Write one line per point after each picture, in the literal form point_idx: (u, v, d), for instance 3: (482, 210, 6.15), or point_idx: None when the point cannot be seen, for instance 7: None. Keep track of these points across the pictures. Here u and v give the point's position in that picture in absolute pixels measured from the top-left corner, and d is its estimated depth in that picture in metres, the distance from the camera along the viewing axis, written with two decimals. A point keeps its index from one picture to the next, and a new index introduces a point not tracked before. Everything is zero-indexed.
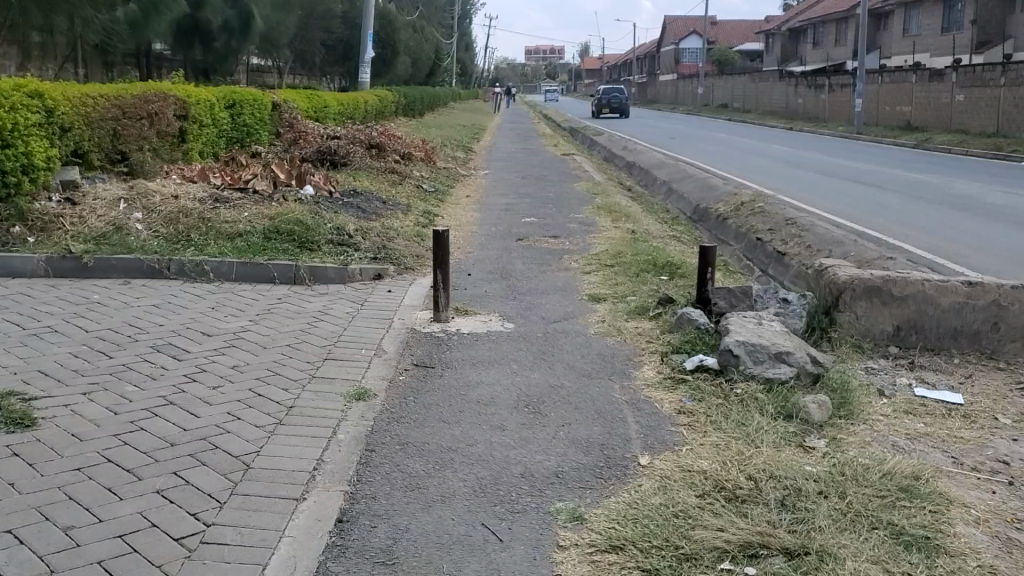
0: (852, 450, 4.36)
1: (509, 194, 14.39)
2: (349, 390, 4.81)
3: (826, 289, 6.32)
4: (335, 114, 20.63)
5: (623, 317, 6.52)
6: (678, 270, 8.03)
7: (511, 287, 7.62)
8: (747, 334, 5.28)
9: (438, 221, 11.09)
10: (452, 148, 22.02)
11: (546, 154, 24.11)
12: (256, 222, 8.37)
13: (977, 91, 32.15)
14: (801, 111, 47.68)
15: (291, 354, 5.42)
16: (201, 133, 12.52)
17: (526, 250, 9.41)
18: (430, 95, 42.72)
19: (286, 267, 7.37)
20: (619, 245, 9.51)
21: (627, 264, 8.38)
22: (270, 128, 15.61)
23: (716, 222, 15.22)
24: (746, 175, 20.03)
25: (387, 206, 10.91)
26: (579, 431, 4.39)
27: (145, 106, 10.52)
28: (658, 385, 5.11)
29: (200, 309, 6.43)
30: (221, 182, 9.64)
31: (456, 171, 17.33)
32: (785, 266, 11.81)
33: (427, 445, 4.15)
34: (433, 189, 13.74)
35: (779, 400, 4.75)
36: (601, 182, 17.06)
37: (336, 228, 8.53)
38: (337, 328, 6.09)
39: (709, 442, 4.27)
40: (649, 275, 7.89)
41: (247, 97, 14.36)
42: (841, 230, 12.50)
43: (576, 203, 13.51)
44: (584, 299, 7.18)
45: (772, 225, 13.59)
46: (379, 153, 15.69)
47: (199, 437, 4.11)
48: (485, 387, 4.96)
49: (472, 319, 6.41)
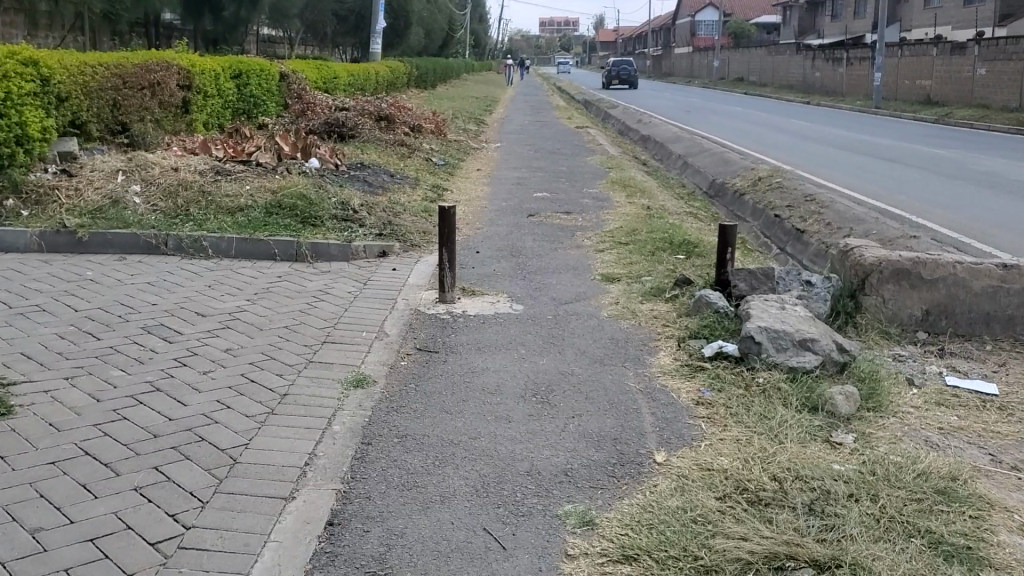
0: (883, 447, 4.07)
1: (521, 168, 14.08)
2: (347, 376, 4.55)
3: (852, 272, 6.00)
4: (345, 85, 20.32)
5: (637, 299, 6.23)
6: (695, 249, 7.73)
7: (520, 265, 7.34)
8: (769, 319, 4.98)
9: (448, 195, 10.80)
10: (463, 121, 21.69)
11: (559, 127, 23.74)
12: (258, 196, 8.10)
13: (999, 65, 31.57)
14: (818, 85, 47.02)
15: (287, 336, 5.16)
16: (205, 104, 12.24)
17: (537, 227, 9.13)
18: (442, 67, 42.29)
19: (287, 243, 7.10)
20: (633, 221, 9.21)
21: (642, 242, 8.08)
22: (277, 99, 15.32)
23: (733, 199, 14.87)
24: (764, 150, 19.64)
25: (394, 180, 10.63)
26: (590, 424, 4.11)
27: (146, 75, 10.24)
28: (675, 373, 4.82)
29: (195, 287, 6.17)
30: (223, 154, 9.36)
31: (467, 144, 17.01)
32: (804, 244, 11.48)
33: (427, 437, 3.88)
34: (444, 162, 13.44)
35: (803, 392, 4.46)
36: (615, 156, 16.71)
37: (341, 202, 8.26)
38: (337, 308, 5.82)
39: (729, 436, 3.99)
40: (665, 254, 7.59)
41: (253, 67, 14.06)
42: (862, 207, 12.15)
43: (589, 177, 13.19)
44: (596, 279, 6.89)
45: (790, 201, 13.24)
46: (388, 125, 15.39)
47: (184, 429, 3.85)
48: (491, 374, 4.69)
49: (479, 301, 6.14)
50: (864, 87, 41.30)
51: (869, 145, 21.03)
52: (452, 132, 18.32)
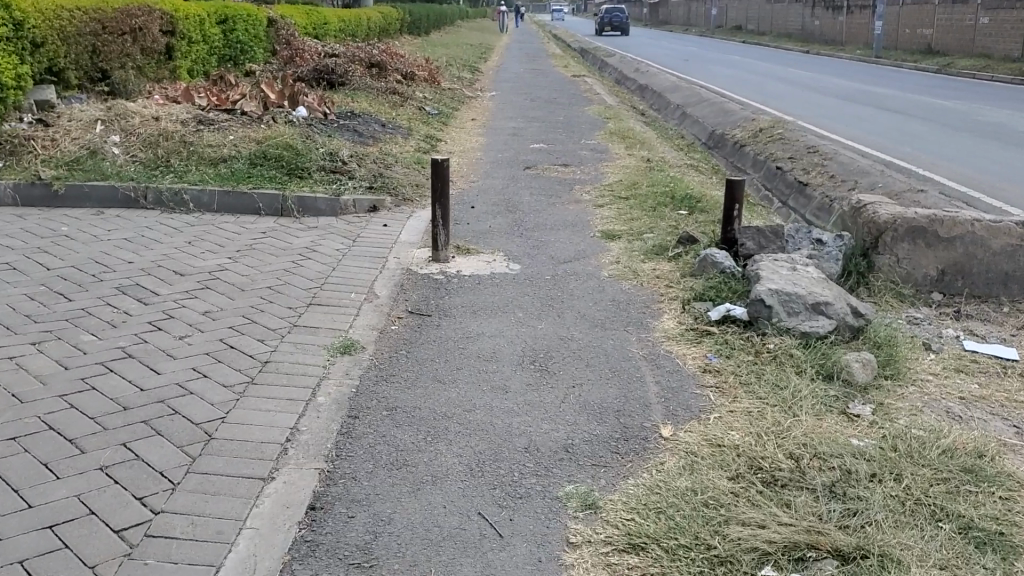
0: (903, 419, 3.83)
1: (516, 118, 13.72)
2: (332, 342, 4.29)
3: (864, 229, 5.73)
4: (336, 31, 19.83)
5: (638, 258, 5.96)
6: (698, 204, 7.45)
7: (517, 221, 7.06)
8: (780, 280, 4.70)
9: (442, 146, 10.48)
10: (457, 69, 21.23)
11: (555, 76, 23.30)
12: (243, 147, 7.78)
13: (1002, 14, 31.07)
14: (817, 34, 46.37)
15: (270, 298, 4.89)
16: (190, 50, 11.84)
17: (534, 180, 8.84)
18: (436, 14, 41.55)
19: (272, 197, 6.80)
20: (633, 175, 8.91)
21: (642, 197, 7.79)
22: (265, 46, 14.89)
23: (733, 150, 14.53)
24: (764, 100, 19.27)
25: (386, 130, 10.30)
26: (591, 394, 3.85)
27: (127, 20, 9.84)
28: (680, 338, 4.56)
29: (174, 244, 5.89)
30: (207, 102, 9.02)
31: (461, 92, 16.62)
32: (807, 198, 11.19)
33: (418, 410, 3.62)
34: (437, 111, 13.08)
35: (817, 360, 4.21)
36: (612, 106, 16.34)
37: (329, 154, 7.95)
38: (324, 267, 5.55)
39: (739, 408, 3.74)
40: (666, 210, 7.31)
41: (240, 12, 13.62)
42: (867, 160, 11.84)
43: (587, 128, 12.85)
44: (594, 236, 6.62)
45: (792, 153, 12.93)
46: (380, 73, 14.98)
47: (156, 400, 3.60)
48: (487, 340, 4.43)
49: (473, 259, 5.86)
50: (865, 36, 40.70)
51: (871, 95, 20.65)
52: (446, 80, 17.90)
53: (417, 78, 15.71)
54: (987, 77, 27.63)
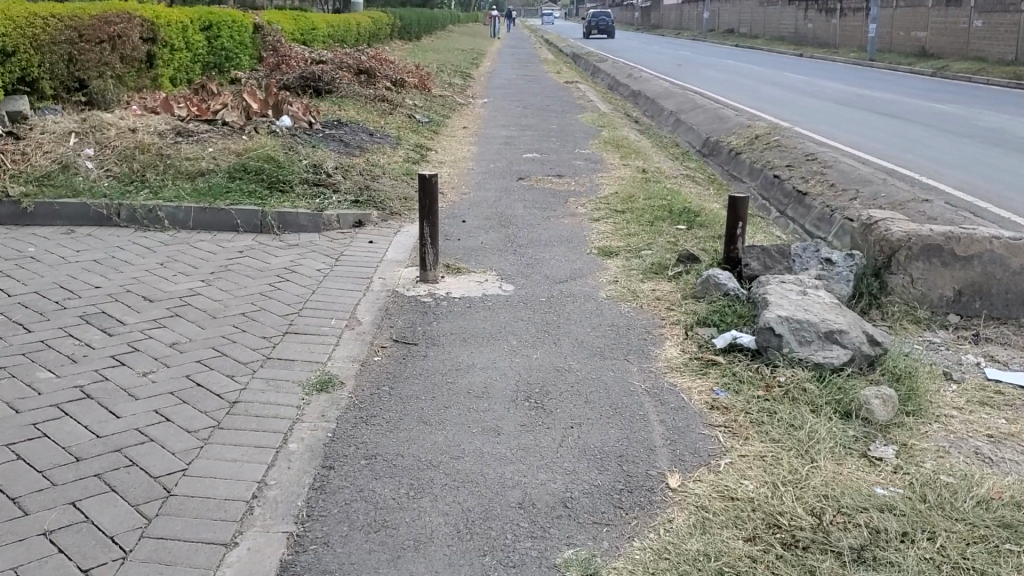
0: (929, 463, 3.51)
1: (509, 126, 13.42)
2: (309, 378, 3.97)
3: (876, 247, 5.42)
4: (325, 37, 19.52)
5: (636, 277, 5.64)
6: (697, 217, 7.14)
7: (508, 236, 6.74)
8: (790, 305, 4.38)
9: (432, 156, 10.16)
10: (449, 75, 20.93)
11: (548, 82, 23.01)
12: (222, 160, 7.46)
13: (996, 17, 30.90)
14: (811, 37, 46.20)
15: (244, 327, 4.57)
16: (172, 58, 11.52)
17: (528, 191, 8.54)
18: (428, 19, 41.26)
19: (251, 213, 6.48)
20: (629, 186, 8.62)
21: (639, 210, 7.48)
22: (251, 52, 14.57)
23: (730, 157, 14.24)
24: (760, 105, 19.00)
25: (374, 139, 9.99)
26: (590, 435, 3.53)
27: (105, 27, 9.53)
28: (685, 367, 4.23)
29: (145, 266, 5.55)
30: (187, 113, 8.70)
31: (452, 99, 16.32)
32: (808, 208, 10.89)
33: (400, 459, 3.30)
34: (428, 119, 12.77)
35: (834, 396, 3.89)
36: (606, 113, 16.05)
37: (313, 167, 7.63)
38: (303, 290, 5.23)
39: (751, 452, 3.43)
40: (664, 224, 7.00)
41: (225, 18, 13.30)
42: (868, 168, 11.56)
43: (580, 136, 12.55)
44: (589, 253, 6.30)
45: (791, 161, 12.65)
46: (369, 80, 14.68)
47: (113, 448, 3.26)
48: (478, 372, 4.11)
49: (463, 278, 5.54)
50: (858, 39, 40.51)
51: (867, 100, 20.42)
52: (437, 87, 17.60)
53: (407, 85, 15.40)
54: (983, 81, 27.41)
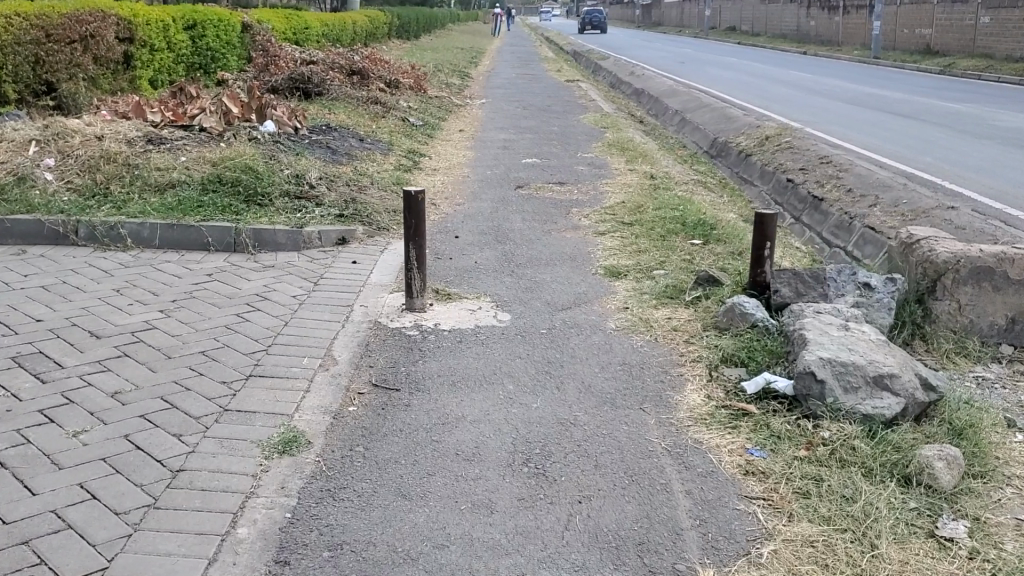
0: (1011, 543, 2.89)
1: (507, 128, 12.84)
2: (270, 437, 3.37)
3: (918, 270, 4.78)
4: (318, 36, 18.93)
5: (649, 304, 5.05)
6: (713, 231, 6.55)
7: (506, 254, 6.15)
8: (832, 344, 3.77)
9: (425, 162, 9.57)
10: (446, 75, 20.34)
11: (548, 81, 22.43)
12: (196, 170, 6.87)
13: (1003, 14, 30.32)
14: (813, 35, 45.60)
15: (201, 369, 3.97)
16: (153, 59, 10.93)
17: (527, 201, 7.96)
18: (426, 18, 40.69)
19: (223, 230, 5.88)
20: (636, 194, 8.03)
21: (648, 222, 6.89)
22: (239, 52, 13.99)
23: (739, 160, 13.63)
24: (766, 105, 18.41)
25: (364, 145, 9.41)
26: (602, 512, 2.93)
27: (76, 27, 8.94)
28: (712, 420, 3.63)
29: (99, 293, 4.96)
30: (161, 118, 8.12)
31: (449, 100, 15.74)
32: (825, 215, 10.29)
33: (372, 550, 2.70)
34: (422, 122, 12.19)
35: (890, 456, 3.29)
36: (609, 113, 15.46)
37: (295, 178, 7.04)
38: (274, 320, 4.62)
39: (799, 535, 2.84)
40: (677, 239, 6.41)
41: (210, 16, 12.72)
42: (886, 172, 10.97)
43: (583, 139, 11.96)
44: (595, 273, 5.71)
45: (804, 165, 12.06)
46: (361, 81, 14.09)
47: (19, 540, 2.68)
48: (470, 425, 3.51)
49: (454, 307, 4.94)
50: (862, 37, 39.91)
51: (876, 99, 19.85)
52: (434, 87, 17.01)
53: (402, 86, 14.82)
54: (991, 78, 26.84)
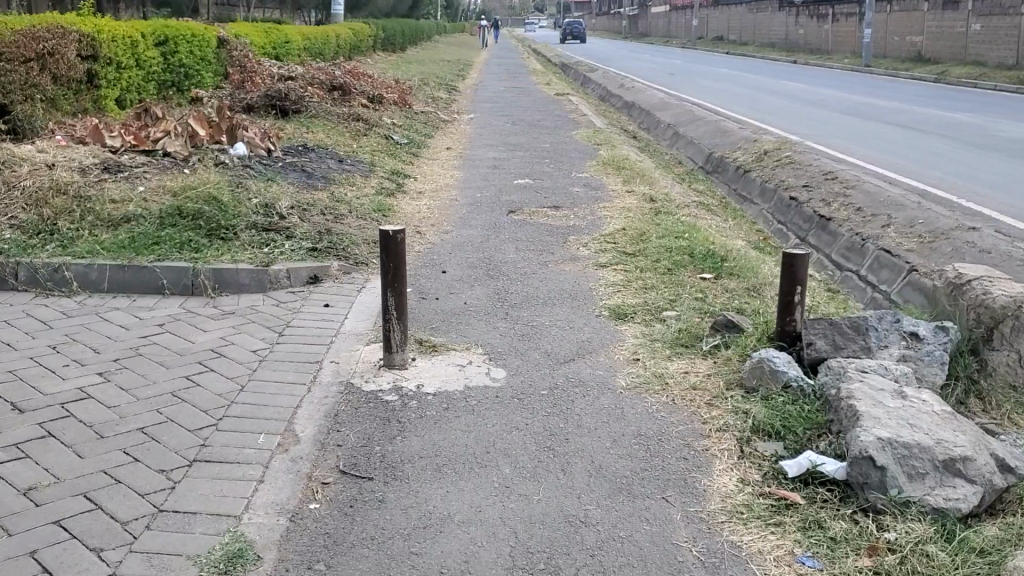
0: None
1: (496, 146, 12.23)
2: (211, 551, 2.74)
3: (971, 316, 4.17)
4: (299, 50, 18.30)
5: (661, 354, 4.43)
6: (725, 263, 5.94)
7: (498, 291, 5.52)
8: (889, 418, 3.17)
9: (410, 184, 8.95)
10: (432, 89, 19.74)
11: (538, 94, 21.86)
12: (154, 202, 6.23)
13: (996, 20, 29.91)
14: (802, 43, 45.20)
15: (136, 454, 3.33)
16: (119, 77, 10.30)
17: (519, 227, 7.36)
18: (412, 30, 40.08)
19: (180, 271, 5.25)
20: (637, 219, 7.44)
21: (654, 252, 6.27)
22: (214, 68, 13.36)
23: (739, 176, 13.05)
24: (762, 116, 17.90)
25: (343, 167, 8.79)
26: None
27: (32, 44, 8.30)
28: (751, 512, 3.02)
29: (31, 351, 4.31)
30: (122, 142, 7.50)
31: (436, 115, 15.12)
32: (834, 235, 9.72)
33: None
34: (407, 139, 11.58)
35: (973, 568, 2.67)
36: (601, 128, 14.87)
37: (264, 208, 6.41)
38: (229, 384, 3.98)
39: None
40: (686, 272, 5.80)
41: (183, 31, 12.09)
42: (896, 189, 10.42)
43: (576, 157, 11.36)
44: (598, 314, 5.08)
45: (808, 181, 11.50)
46: (343, 97, 13.48)
47: None
48: (457, 528, 2.89)
49: (439, 361, 4.27)
50: (852, 45, 39.50)
51: (873, 109, 19.35)
52: (419, 102, 16.39)
53: (385, 101, 14.20)
54: (986, 86, 26.37)
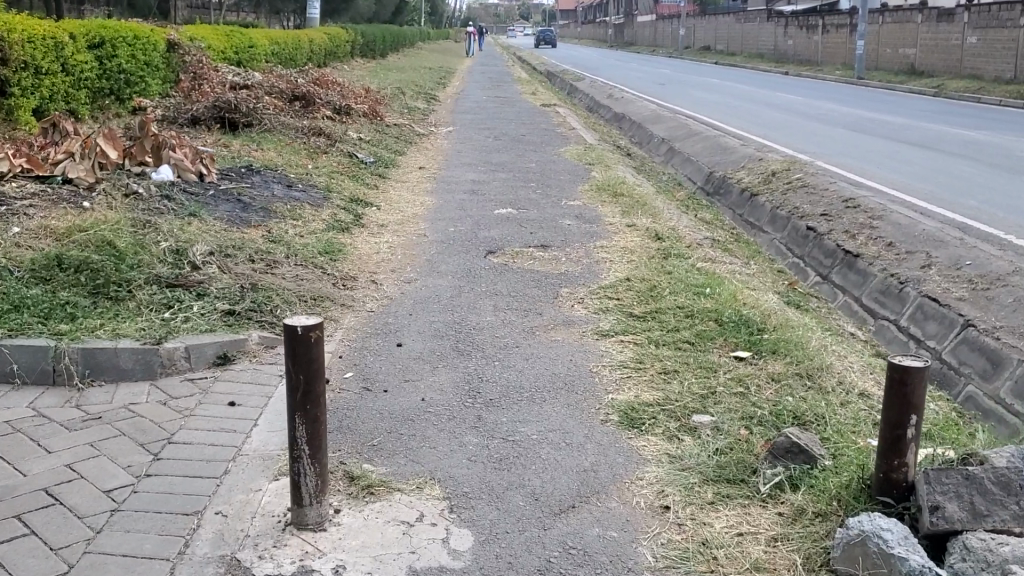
0: None
1: (475, 165, 10.89)
2: None
3: None
4: (265, 55, 16.89)
5: (701, 497, 3.08)
6: (763, 335, 4.60)
7: (470, 375, 4.17)
8: None
9: (371, 213, 7.60)
10: (408, 98, 18.41)
11: (522, 104, 20.56)
12: (30, 247, 4.85)
13: (994, 33, 28.81)
14: (791, 54, 44.07)
15: None
16: (39, 85, 8.89)
17: (498, 274, 6.02)
18: (393, 36, 38.72)
19: (36, 352, 3.86)
20: (640, 266, 6.11)
21: (670, 316, 4.93)
22: (161, 74, 11.96)
23: (745, 200, 11.75)
24: (764, 132, 16.64)
25: (290, 193, 7.44)
26: None
27: None
28: None
29: None
30: (12, 166, 6.14)
31: (410, 128, 13.77)
32: (864, 274, 8.42)
33: None
34: (374, 157, 10.23)
35: None
36: (592, 144, 13.56)
37: (174, 257, 5.03)
38: (49, 562, 2.60)
39: None
40: (716, 349, 4.46)
41: (123, 32, 10.70)
42: (930, 221, 9.13)
43: (565, 179, 10.02)
44: (604, 415, 3.72)
45: (826, 209, 10.22)
46: (305, 108, 12.12)
47: None
48: None
49: (373, 512, 2.89)
50: (844, 56, 38.41)
51: (881, 125, 18.09)
52: (393, 114, 15.03)
53: (354, 112, 12.84)
54: (989, 100, 25.20)
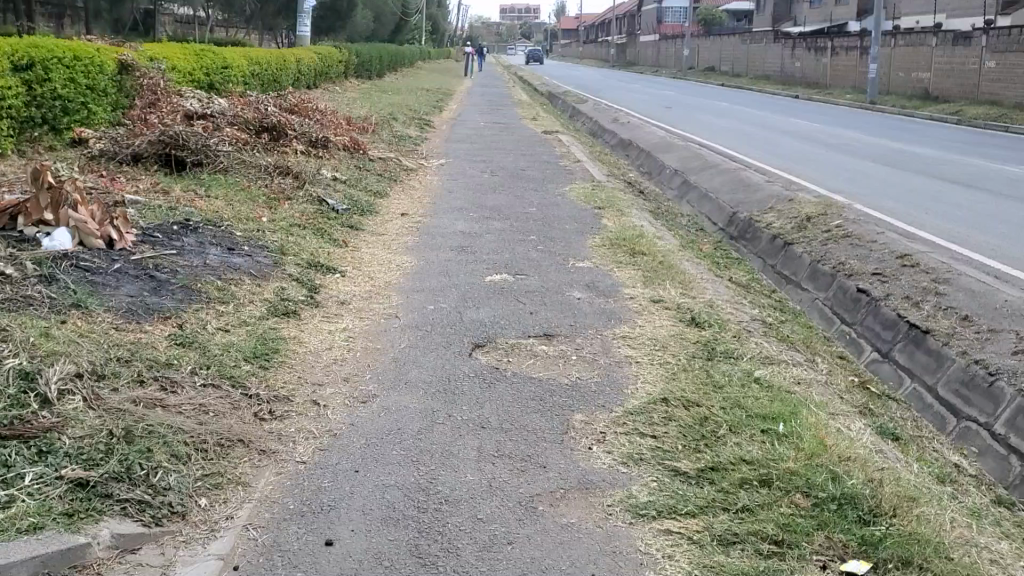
0: None
1: (467, 209, 9.37)
2: None
3: None
4: (241, 75, 15.41)
5: None
6: (877, 529, 3.06)
7: None
8: None
9: (332, 283, 6.07)
10: (400, 124, 16.96)
11: (522, 131, 19.09)
12: None
13: (1014, 57, 27.13)
14: (798, 76, 42.64)
15: None
16: None
17: (490, 383, 4.48)
18: (390, 54, 37.42)
19: None
20: (679, 374, 4.57)
21: (732, 482, 3.38)
22: (109, 98, 10.46)
23: (776, 249, 10.22)
24: (788, 166, 15.11)
25: (228, 258, 5.92)
26: None
27: None
28: None
29: None
30: None
31: (396, 160, 12.27)
32: None
33: None
34: (347, 202, 8.70)
35: None
36: (600, 181, 12.06)
37: (17, 386, 3.49)
38: None
39: None
40: (811, 556, 2.92)
41: (60, 52, 9.21)
42: (1012, 291, 7.59)
43: (572, 229, 8.51)
44: None
45: (878, 265, 8.70)
46: (274, 141, 10.64)
47: None
48: None
49: None
50: (854, 80, 37.00)
51: (913, 158, 16.58)
52: (378, 144, 13.54)
53: (333, 144, 11.33)
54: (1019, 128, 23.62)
